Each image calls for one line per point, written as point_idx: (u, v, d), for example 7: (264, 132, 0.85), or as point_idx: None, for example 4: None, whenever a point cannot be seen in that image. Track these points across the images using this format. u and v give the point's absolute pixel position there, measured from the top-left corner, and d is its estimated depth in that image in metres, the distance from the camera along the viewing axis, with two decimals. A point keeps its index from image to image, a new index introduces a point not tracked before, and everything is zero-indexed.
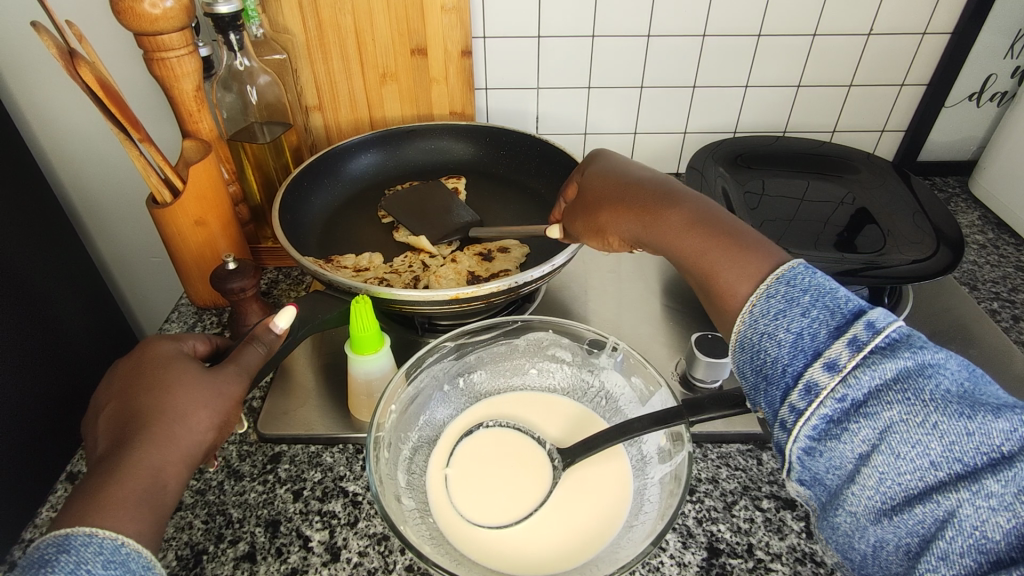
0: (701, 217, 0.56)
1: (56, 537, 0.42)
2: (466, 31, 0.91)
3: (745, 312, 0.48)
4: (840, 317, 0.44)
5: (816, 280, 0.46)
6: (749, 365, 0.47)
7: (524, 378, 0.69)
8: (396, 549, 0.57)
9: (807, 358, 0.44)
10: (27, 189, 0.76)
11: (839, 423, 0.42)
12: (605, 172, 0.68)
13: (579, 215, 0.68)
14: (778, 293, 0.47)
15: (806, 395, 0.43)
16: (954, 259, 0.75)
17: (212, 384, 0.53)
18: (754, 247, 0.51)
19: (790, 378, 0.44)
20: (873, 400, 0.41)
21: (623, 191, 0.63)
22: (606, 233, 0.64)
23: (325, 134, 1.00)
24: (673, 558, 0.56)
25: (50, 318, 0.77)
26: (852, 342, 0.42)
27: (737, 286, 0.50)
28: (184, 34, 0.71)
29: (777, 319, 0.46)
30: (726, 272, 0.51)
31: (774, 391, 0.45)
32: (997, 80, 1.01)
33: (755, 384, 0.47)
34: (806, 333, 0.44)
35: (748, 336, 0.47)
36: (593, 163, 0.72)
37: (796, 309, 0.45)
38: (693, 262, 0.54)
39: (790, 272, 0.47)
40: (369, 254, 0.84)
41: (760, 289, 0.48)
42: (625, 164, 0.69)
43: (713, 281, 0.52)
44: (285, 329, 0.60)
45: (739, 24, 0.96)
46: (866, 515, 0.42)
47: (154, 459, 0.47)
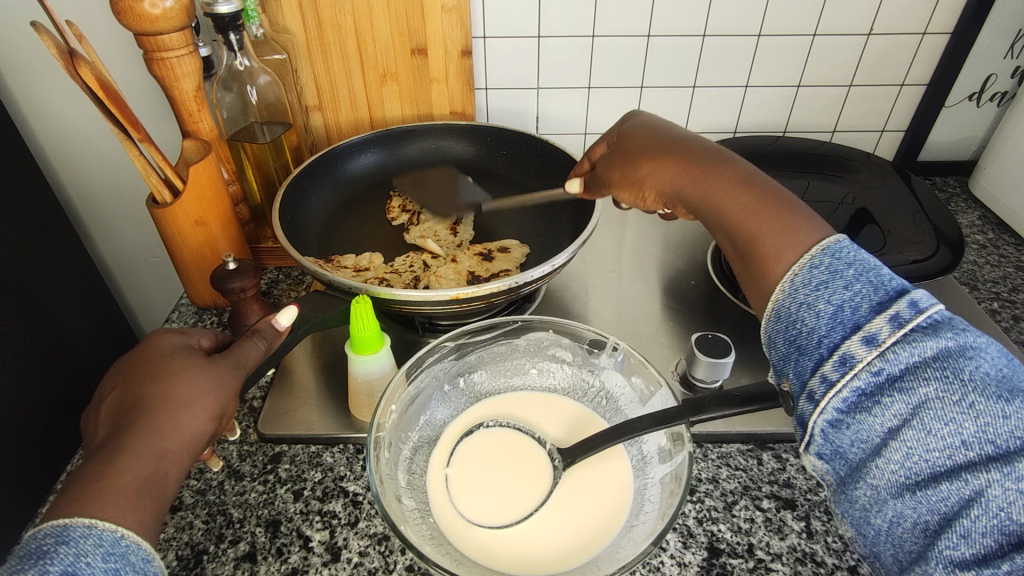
0: (749, 184, 0.56)
1: (54, 528, 0.41)
2: (466, 31, 0.91)
3: (785, 281, 0.48)
4: (883, 293, 0.44)
5: (862, 256, 0.46)
6: (782, 335, 0.48)
7: (524, 378, 0.69)
8: (396, 549, 0.57)
9: (846, 331, 0.44)
10: (27, 190, 0.76)
11: (871, 397, 0.42)
12: (647, 128, 0.68)
13: (612, 165, 0.68)
14: (822, 264, 0.47)
15: (840, 366, 0.44)
16: (954, 260, 0.75)
17: (215, 375, 0.53)
18: (799, 217, 0.51)
19: (825, 350, 0.45)
20: (910, 376, 0.41)
21: (669, 148, 0.63)
22: (641, 184, 0.65)
23: (325, 133, 1.00)
24: (673, 559, 0.56)
25: (50, 318, 0.77)
26: (894, 318, 0.42)
27: (781, 253, 0.50)
28: (184, 34, 0.71)
29: (819, 290, 0.46)
30: (768, 240, 0.51)
31: (806, 361, 0.46)
32: (998, 80, 1.01)
33: (785, 354, 0.48)
34: (846, 305, 0.44)
35: (786, 306, 0.48)
36: (630, 124, 0.71)
37: (838, 282, 0.45)
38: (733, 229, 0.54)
39: (835, 245, 0.47)
40: (370, 254, 0.84)
41: (804, 259, 0.48)
42: (666, 127, 0.68)
43: (756, 246, 0.52)
44: (287, 326, 0.60)
45: (738, 24, 0.96)
46: (887, 488, 0.42)
47: (156, 448, 0.47)
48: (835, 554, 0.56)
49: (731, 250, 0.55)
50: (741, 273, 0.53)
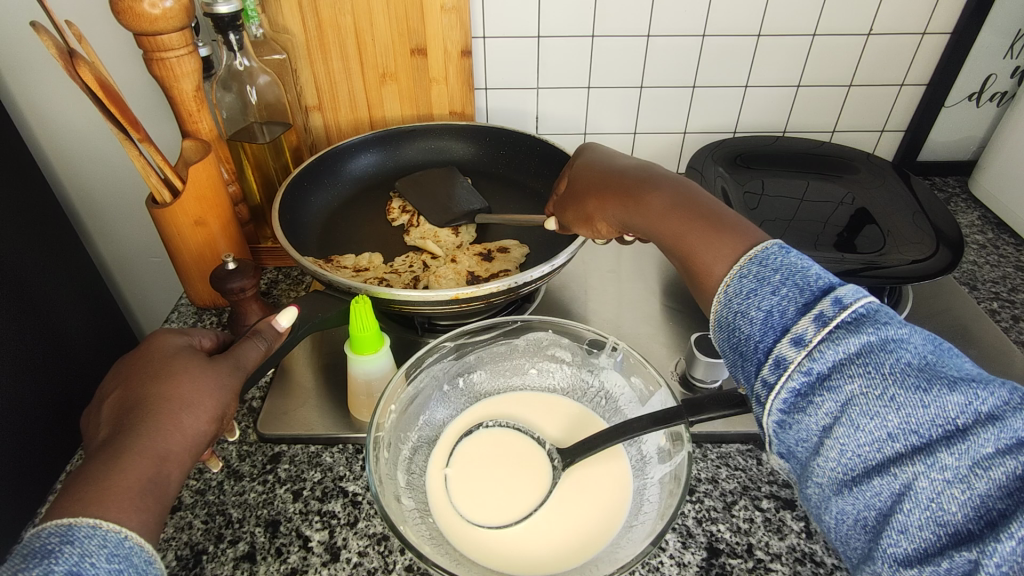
0: (680, 203, 0.57)
1: (59, 527, 0.41)
2: (466, 31, 0.91)
3: (721, 292, 0.48)
4: (809, 293, 0.43)
5: (790, 259, 0.46)
6: (727, 343, 0.47)
7: (523, 378, 0.69)
8: (396, 549, 0.57)
9: (777, 334, 0.44)
10: (26, 191, 0.76)
11: (805, 397, 0.42)
12: (590, 165, 0.71)
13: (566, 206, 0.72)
14: (751, 273, 0.47)
15: (776, 369, 0.43)
16: (954, 259, 0.75)
17: (216, 376, 0.53)
18: (732, 230, 0.52)
19: (762, 354, 0.44)
20: (836, 373, 0.40)
21: (607, 183, 0.66)
22: (593, 219, 0.67)
23: (324, 134, 1.00)
24: (673, 559, 0.56)
25: (49, 318, 0.77)
26: (819, 317, 0.42)
27: (714, 266, 0.50)
28: (184, 34, 0.71)
29: (749, 298, 0.46)
30: (703, 254, 0.52)
31: (749, 367, 0.45)
32: (997, 80, 1.01)
33: (733, 361, 0.47)
34: (775, 310, 0.44)
35: (724, 315, 0.47)
36: (581, 159, 0.73)
37: (766, 288, 0.45)
38: (674, 245, 0.55)
39: (763, 253, 0.47)
40: (369, 254, 0.84)
41: (733, 270, 0.48)
42: (615, 159, 0.70)
43: (693, 262, 0.52)
44: (288, 327, 0.60)
45: (739, 24, 0.96)
46: (830, 486, 0.41)
47: (158, 448, 0.47)
48: (835, 554, 0.56)
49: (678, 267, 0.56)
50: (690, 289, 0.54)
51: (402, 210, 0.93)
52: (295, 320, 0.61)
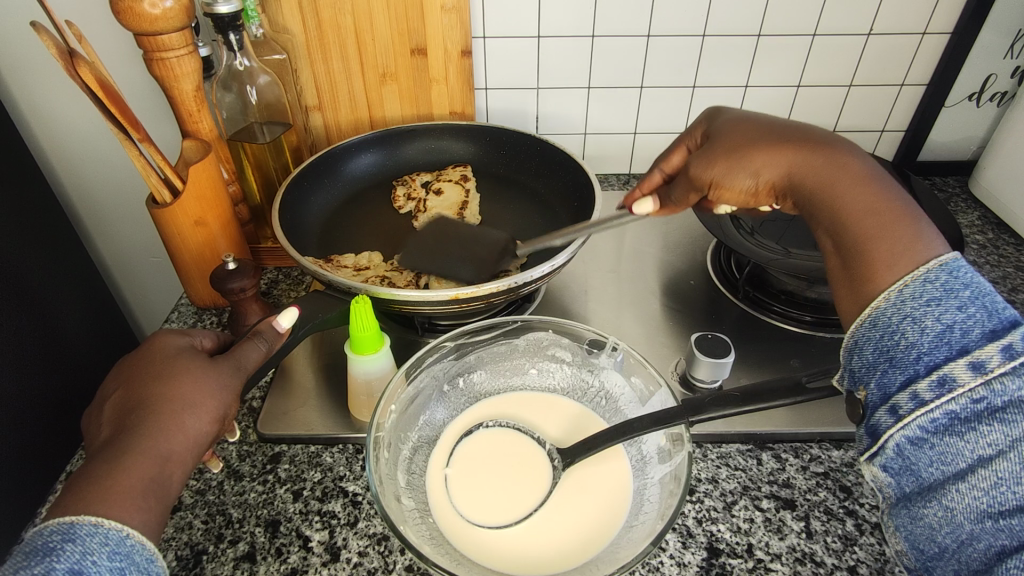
0: (872, 184, 0.51)
1: (60, 525, 0.41)
2: (466, 31, 0.91)
3: (893, 292, 0.46)
4: (997, 321, 0.42)
5: (978, 280, 0.44)
6: (875, 345, 0.46)
7: (524, 378, 0.69)
8: (396, 549, 0.57)
9: (951, 352, 0.43)
10: (27, 191, 0.76)
11: (965, 423, 0.42)
12: (749, 121, 0.62)
13: (715, 152, 0.60)
14: (938, 280, 0.45)
15: (937, 387, 0.43)
16: None
17: (218, 377, 0.53)
18: (916, 225, 0.48)
19: (922, 367, 0.44)
20: (1013, 409, 0.41)
21: (786, 137, 0.57)
22: (752, 173, 0.58)
23: (325, 134, 1.00)
24: (673, 559, 0.56)
25: (49, 318, 0.77)
26: (1006, 349, 0.41)
27: (893, 262, 0.47)
28: (184, 34, 0.71)
29: (929, 306, 0.44)
30: (883, 246, 0.48)
31: (896, 375, 0.45)
32: (998, 80, 1.01)
33: (873, 364, 0.46)
34: (956, 327, 0.43)
35: (889, 315, 0.46)
36: (719, 117, 0.65)
37: (952, 301, 0.44)
38: (842, 227, 0.51)
39: (952, 265, 0.45)
40: (369, 253, 0.85)
41: (918, 271, 0.45)
42: (760, 119, 0.62)
43: (864, 249, 0.48)
44: (289, 328, 0.60)
45: (738, 24, 0.96)
46: (965, 513, 0.42)
47: (160, 448, 0.47)
48: (835, 554, 0.56)
49: (832, 247, 0.52)
50: (839, 271, 0.50)
51: (408, 197, 0.95)
52: (295, 322, 0.61)
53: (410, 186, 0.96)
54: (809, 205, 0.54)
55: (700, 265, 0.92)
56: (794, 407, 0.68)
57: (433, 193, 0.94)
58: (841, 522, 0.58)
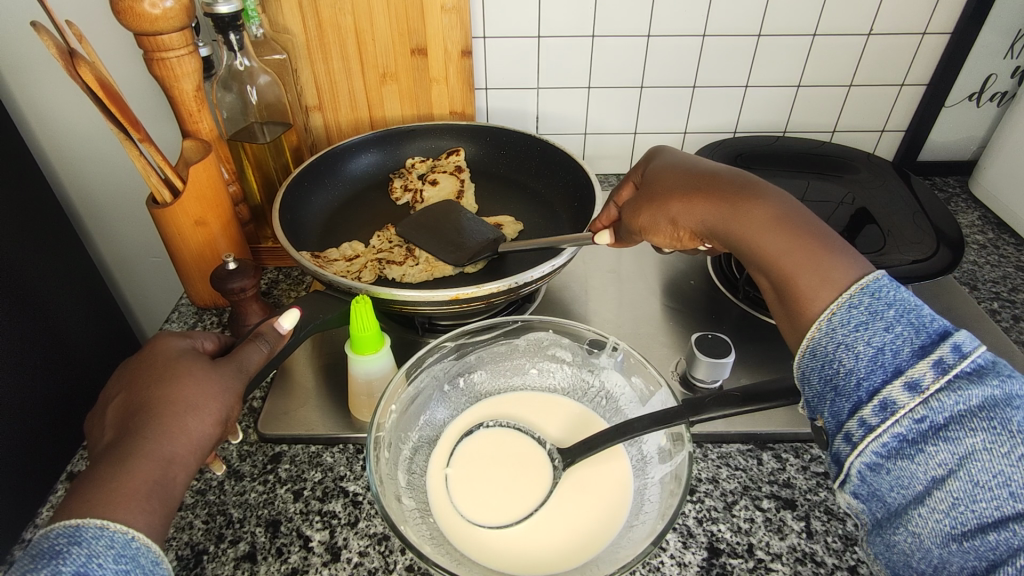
0: (785, 219, 0.54)
1: (67, 528, 0.41)
2: (465, 31, 0.91)
3: (823, 320, 0.48)
4: (925, 336, 0.45)
5: (902, 294, 0.47)
6: (818, 373, 0.48)
7: (524, 378, 0.69)
8: (396, 549, 0.57)
9: (887, 374, 0.45)
10: (26, 190, 0.76)
11: (913, 444, 0.43)
12: (670, 167, 0.65)
13: (639, 206, 0.64)
14: (862, 303, 0.47)
15: (880, 411, 0.44)
16: (954, 259, 0.75)
17: (221, 380, 0.53)
18: (836, 253, 0.50)
19: (864, 393, 0.46)
20: (954, 425, 0.42)
21: (698, 184, 0.60)
22: (673, 222, 0.61)
23: (325, 133, 1.00)
24: (673, 559, 0.56)
25: (49, 317, 0.77)
26: (937, 364, 0.43)
27: (817, 293, 0.49)
28: (184, 34, 0.71)
29: (857, 331, 0.46)
30: (805, 279, 0.50)
31: (842, 402, 0.47)
32: (997, 80, 1.01)
33: (821, 393, 0.48)
34: (887, 348, 0.45)
35: (823, 343, 0.48)
36: (653, 163, 0.68)
37: (878, 323, 0.46)
38: (769, 264, 0.53)
39: (874, 283, 0.47)
40: (349, 244, 0.86)
41: (841, 299, 0.48)
42: (685, 162, 0.65)
43: (790, 284, 0.51)
44: (290, 330, 0.60)
45: (738, 24, 0.96)
46: (931, 538, 0.42)
47: (164, 451, 0.47)
48: (835, 554, 0.56)
49: (765, 284, 0.54)
50: (778, 310, 0.53)
51: (405, 188, 0.96)
52: (297, 323, 0.62)
53: (408, 178, 0.97)
54: (732, 246, 0.57)
55: (700, 265, 0.92)
56: (795, 407, 0.68)
57: (429, 184, 0.95)
58: (840, 522, 0.58)
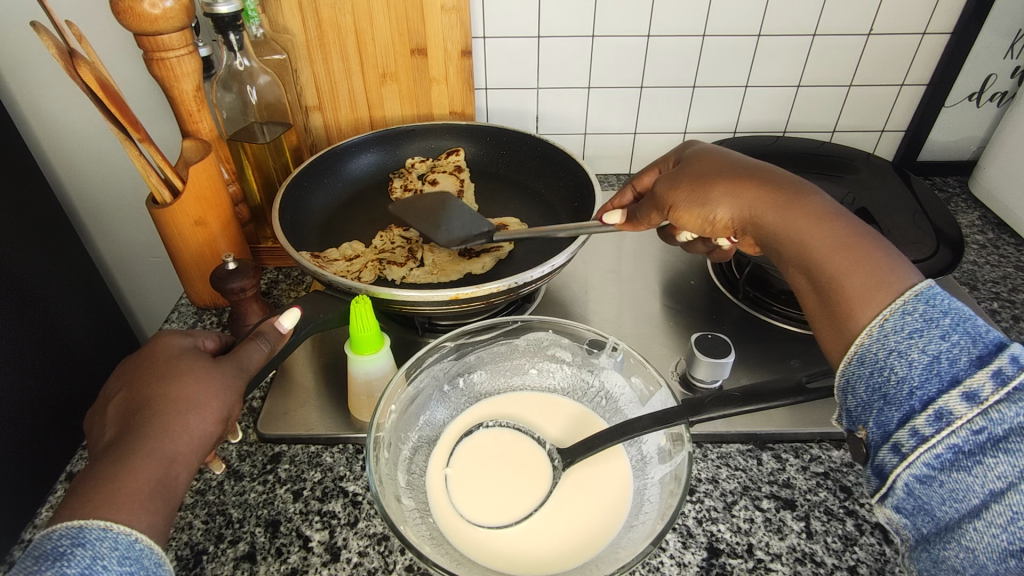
0: (834, 218, 0.52)
1: (69, 529, 0.41)
2: (466, 31, 0.91)
3: (875, 325, 0.46)
4: (983, 346, 0.42)
5: (957, 304, 0.44)
6: (865, 381, 0.47)
7: (524, 378, 0.69)
8: (396, 549, 0.57)
9: (943, 384, 0.43)
10: (27, 191, 0.77)
11: (970, 456, 0.42)
12: (716, 155, 0.64)
13: (676, 185, 0.63)
14: (916, 310, 0.45)
15: (935, 421, 0.43)
16: (955, 259, 0.75)
17: (221, 378, 0.53)
18: (885, 256, 0.48)
19: (917, 402, 0.44)
20: (1015, 436, 0.40)
21: (747, 174, 0.59)
22: (710, 208, 0.60)
23: (325, 134, 1.00)
24: (673, 559, 0.56)
25: (49, 316, 0.77)
26: (996, 374, 0.41)
27: (858, 289, 0.47)
28: (184, 34, 0.71)
29: (912, 338, 0.44)
30: (847, 275, 0.48)
31: (892, 412, 0.45)
32: (998, 80, 1.01)
33: (868, 401, 0.47)
34: (943, 357, 0.43)
35: (875, 350, 0.46)
36: (696, 152, 0.67)
37: (934, 331, 0.44)
38: (810, 254, 0.52)
39: (928, 291, 0.45)
40: (349, 244, 0.86)
41: (895, 304, 0.46)
42: (735, 155, 0.64)
43: (830, 275, 0.49)
44: (291, 328, 0.60)
45: (738, 24, 0.96)
46: (987, 554, 0.41)
47: (166, 450, 0.47)
48: (836, 554, 0.56)
49: (800, 275, 0.53)
50: (810, 296, 0.51)
51: (405, 188, 0.96)
52: (298, 322, 0.62)
53: (407, 179, 0.97)
54: (768, 234, 0.56)
55: (700, 265, 0.92)
56: (794, 407, 0.68)
57: (429, 184, 0.96)
58: (841, 522, 0.58)
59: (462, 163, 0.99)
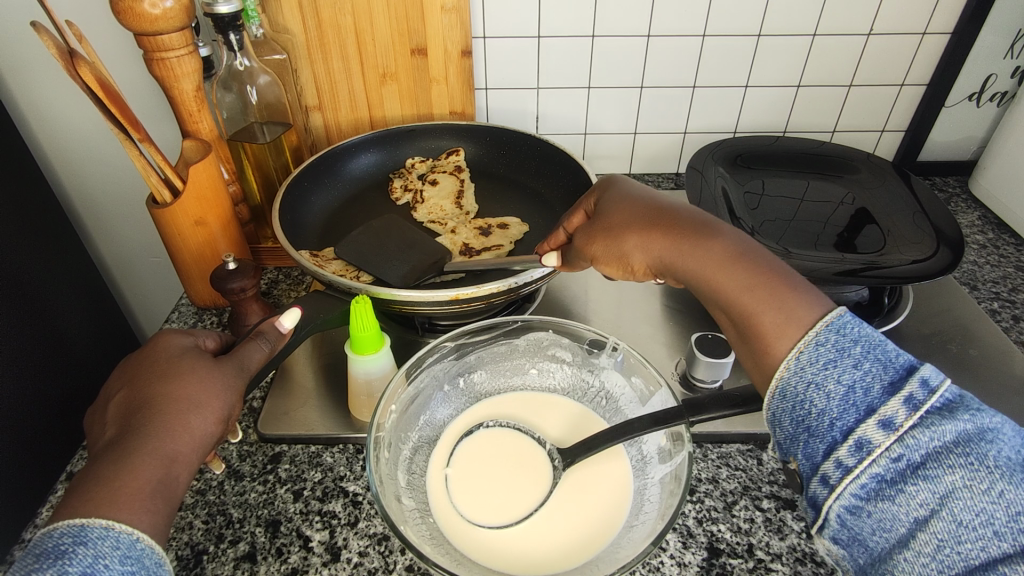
0: (743, 256, 0.51)
1: (71, 527, 0.41)
2: (465, 31, 0.91)
3: (791, 358, 0.45)
4: (893, 371, 0.42)
5: (866, 329, 0.44)
6: (789, 414, 0.45)
7: (524, 378, 0.69)
8: (396, 549, 0.57)
9: (860, 414, 0.42)
10: (27, 192, 0.77)
11: (893, 484, 0.41)
12: (627, 199, 0.62)
13: (593, 237, 0.61)
14: (828, 341, 0.44)
15: (856, 451, 0.42)
16: (955, 259, 0.74)
17: (222, 378, 0.53)
18: (796, 291, 0.48)
19: (838, 433, 0.43)
20: (933, 462, 0.40)
21: (653, 217, 0.58)
22: (628, 256, 0.58)
23: (325, 133, 1.00)
24: (673, 559, 0.56)
25: (49, 317, 0.77)
26: (908, 400, 0.41)
27: (777, 332, 0.46)
28: (184, 34, 0.71)
29: (827, 369, 0.44)
30: (766, 315, 0.47)
31: (817, 444, 0.44)
32: (998, 80, 1.01)
33: (793, 434, 0.45)
34: (858, 385, 0.43)
35: (794, 384, 0.45)
36: (609, 194, 0.64)
37: (847, 360, 0.43)
38: (727, 301, 0.50)
39: (837, 320, 0.45)
40: None
41: (807, 336, 0.45)
42: (644, 196, 0.62)
43: (751, 320, 0.48)
44: (291, 328, 0.60)
45: (738, 24, 0.96)
46: None
47: (166, 450, 0.47)
48: None
49: (724, 319, 0.52)
50: (737, 342, 0.50)
51: (405, 189, 0.96)
52: (298, 321, 0.62)
53: (408, 180, 0.97)
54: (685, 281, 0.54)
55: None
56: None
57: (429, 184, 0.96)
58: None
59: (462, 163, 0.99)
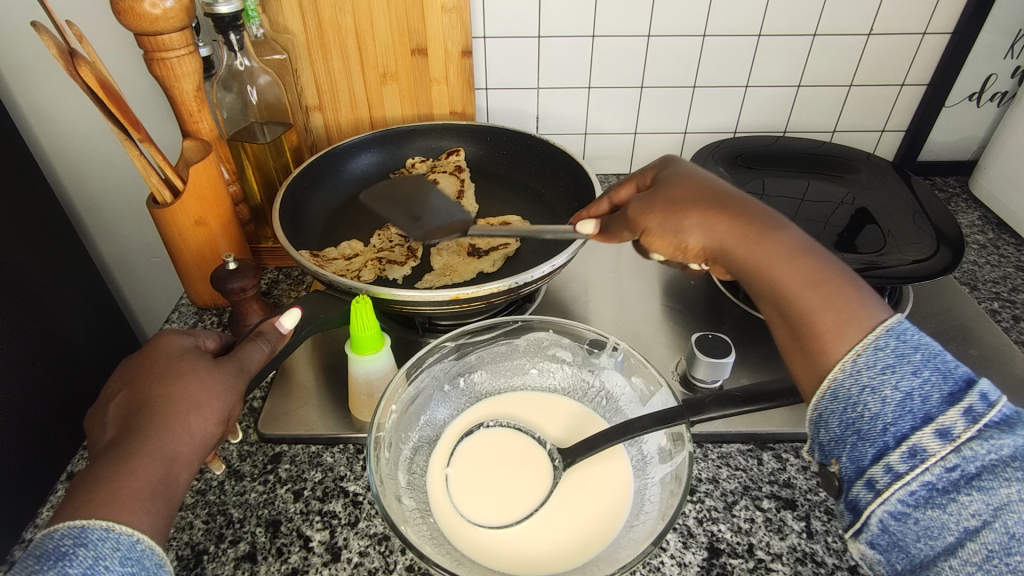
0: (809, 255, 0.50)
1: (71, 529, 0.41)
2: (466, 31, 0.91)
3: (847, 361, 0.44)
4: (952, 382, 0.42)
5: (926, 339, 0.44)
6: (839, 416, 0.45)
7: (524, 378, 0.69)
8: (396, 549, 0.57)
9: (916, 421, 0.42)
10: (28, 192, 0.77)
11: (944, 493, 0.41)
12: (691, 177, 0.59)
13: (650, 209, 0.58)
14: (888, 346, 0.43)
15: (909, 458, 0.41)
16: (955, 259, 0.75)
17: (222, 378, 0.53)
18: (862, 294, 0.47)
19: (890, 438, 0.42)
20: (988, 474, 0.40)
21: (719, 198, 0.55)
22: (684, 235, 0.56)
23: (325, 133, 1.00)
24: (673, 559, 0.56)
25: (49, 317, 0.77)
26: (968, 412, 0.40)
27: (832, 334, 0.45)
28: (184, 34, 0.71)
29: (885, 374, 0.43)
30: (825, 314, 0.46)
31: (866, 448, 0.43)
32: (998, 80, 1.01)
33: (841, 436, 0.45)
34: (916, 394, 0.42)
35: (847, 387, 0.44)
36: (672, 172, 0.62)
37: (906, 367, 0.43)
38: (786, 293, 0.49)
39: (898, 326, 0.44)
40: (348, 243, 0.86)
41: (868, 338, 0.44)
42: (708, 177, 0.60)
43: (808, 318, 0.47)
44: (291, 329, 0.60)
45: (738, 24, 0.96)
46: None
47: (167, 450, 0.47)
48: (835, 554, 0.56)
49: (773, 310, 0.50)
50: (784, 336, 0.49)
51: None
52: (298, 322, 0.62)
53: None
54: (741, 268, 0.52)
55: None
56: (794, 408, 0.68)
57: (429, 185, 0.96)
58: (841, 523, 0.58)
59: (462, 163, 0.99)
